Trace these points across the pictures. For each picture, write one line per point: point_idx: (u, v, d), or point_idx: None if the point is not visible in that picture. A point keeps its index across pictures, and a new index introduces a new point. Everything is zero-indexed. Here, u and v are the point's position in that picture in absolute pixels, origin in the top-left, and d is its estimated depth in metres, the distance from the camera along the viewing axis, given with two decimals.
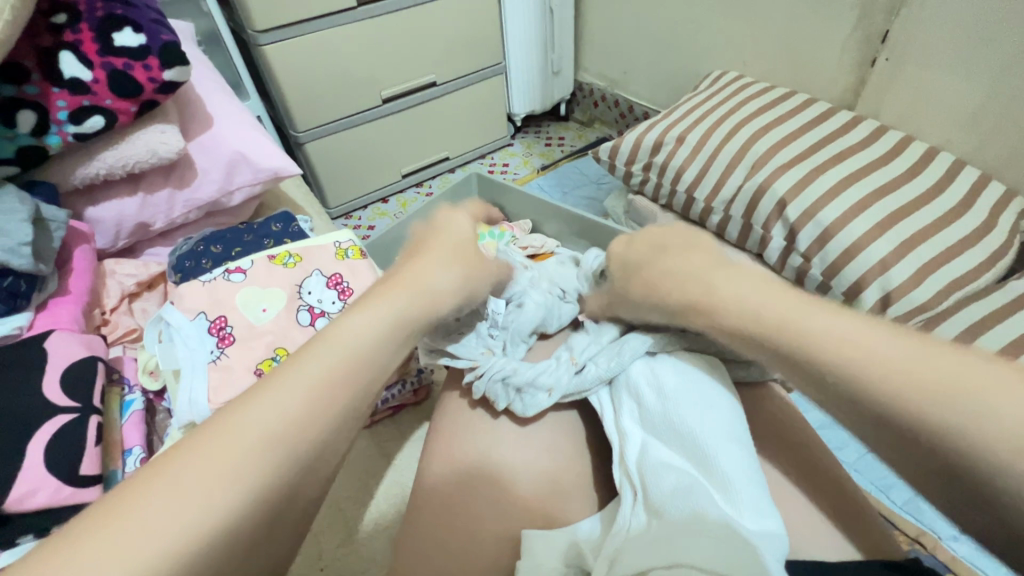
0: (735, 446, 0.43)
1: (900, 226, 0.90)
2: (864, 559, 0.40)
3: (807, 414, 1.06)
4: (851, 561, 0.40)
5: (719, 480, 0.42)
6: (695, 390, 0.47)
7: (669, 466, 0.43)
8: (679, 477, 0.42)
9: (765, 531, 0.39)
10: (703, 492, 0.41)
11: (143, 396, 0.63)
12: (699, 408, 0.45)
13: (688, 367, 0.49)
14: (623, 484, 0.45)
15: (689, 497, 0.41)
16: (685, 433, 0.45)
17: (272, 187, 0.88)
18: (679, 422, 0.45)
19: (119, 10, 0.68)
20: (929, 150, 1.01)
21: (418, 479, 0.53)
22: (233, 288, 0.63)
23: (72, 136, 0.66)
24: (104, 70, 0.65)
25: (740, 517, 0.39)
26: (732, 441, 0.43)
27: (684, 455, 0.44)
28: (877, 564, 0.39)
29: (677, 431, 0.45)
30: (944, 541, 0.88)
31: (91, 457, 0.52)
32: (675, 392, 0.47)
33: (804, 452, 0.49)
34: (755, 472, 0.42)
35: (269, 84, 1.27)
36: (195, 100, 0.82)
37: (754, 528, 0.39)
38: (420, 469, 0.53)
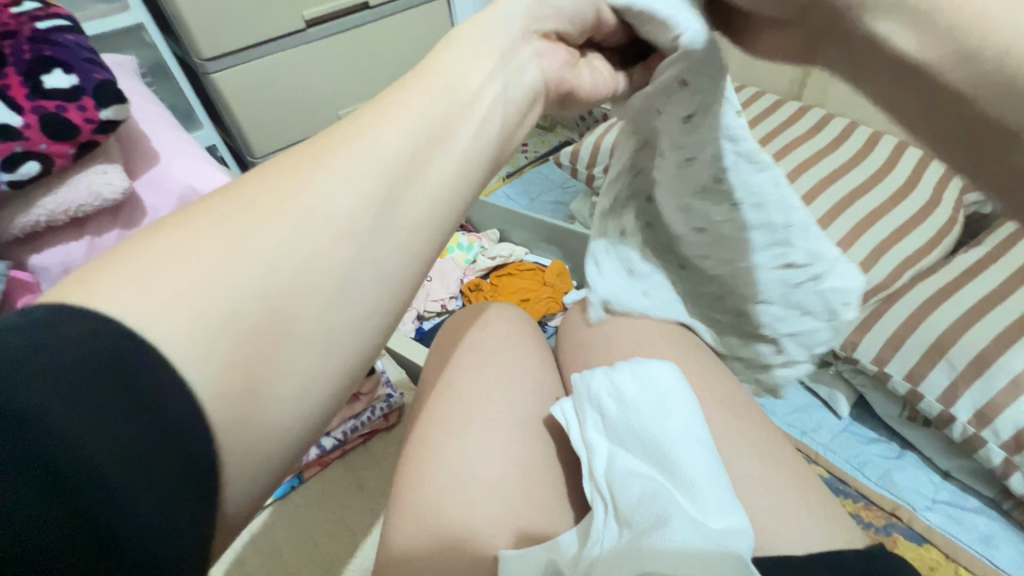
0: (697, 448, 0.43)
1: (851, 211, 0.98)
2: (831, 550, 0.41)
3: (780, 400, 1.07)
4: (818, 551, 0.41)
5: (684, 484, 0.42)
6: (656, 395, 0.47)
7: (635, 474, 0.43)
8: (646, 484, 0.42)
9: (731, 529, 0.39)
10: (669, 497, 0.41)
11: None
12: (659, 412, 0.46)
13: (646, 371, 0.49)
14: (593, 498, 0.44)
15: (655, 504, 0.40)
16: (648, 438, 0.44)
17: None
18: (643, 430, 0.45)
19: (47, 51, 0.66)
20: (873, 135, 1.07)
21: (386, 550, 0.49)
22: None
23: (6, 183, 0.63)
24: (36, 113, 0.63)
25: (706, 519, 0.40)
26: (694, 442, 0.44)
27: (650, 462, 0.44)
28: (843, 556, 0.40)
29: (640, 438, 0.45)
30: (919, 512, 0.90)
31: None
32: (637, 399, 0.46)
33: (768, 446, 0.49)
34: (719, 473, 0.43)
35: (222, 112, 1.26)
36: (139, 136, 0.80)
37: (720, 527, 0.39)
38: (387, 539, 0.50)
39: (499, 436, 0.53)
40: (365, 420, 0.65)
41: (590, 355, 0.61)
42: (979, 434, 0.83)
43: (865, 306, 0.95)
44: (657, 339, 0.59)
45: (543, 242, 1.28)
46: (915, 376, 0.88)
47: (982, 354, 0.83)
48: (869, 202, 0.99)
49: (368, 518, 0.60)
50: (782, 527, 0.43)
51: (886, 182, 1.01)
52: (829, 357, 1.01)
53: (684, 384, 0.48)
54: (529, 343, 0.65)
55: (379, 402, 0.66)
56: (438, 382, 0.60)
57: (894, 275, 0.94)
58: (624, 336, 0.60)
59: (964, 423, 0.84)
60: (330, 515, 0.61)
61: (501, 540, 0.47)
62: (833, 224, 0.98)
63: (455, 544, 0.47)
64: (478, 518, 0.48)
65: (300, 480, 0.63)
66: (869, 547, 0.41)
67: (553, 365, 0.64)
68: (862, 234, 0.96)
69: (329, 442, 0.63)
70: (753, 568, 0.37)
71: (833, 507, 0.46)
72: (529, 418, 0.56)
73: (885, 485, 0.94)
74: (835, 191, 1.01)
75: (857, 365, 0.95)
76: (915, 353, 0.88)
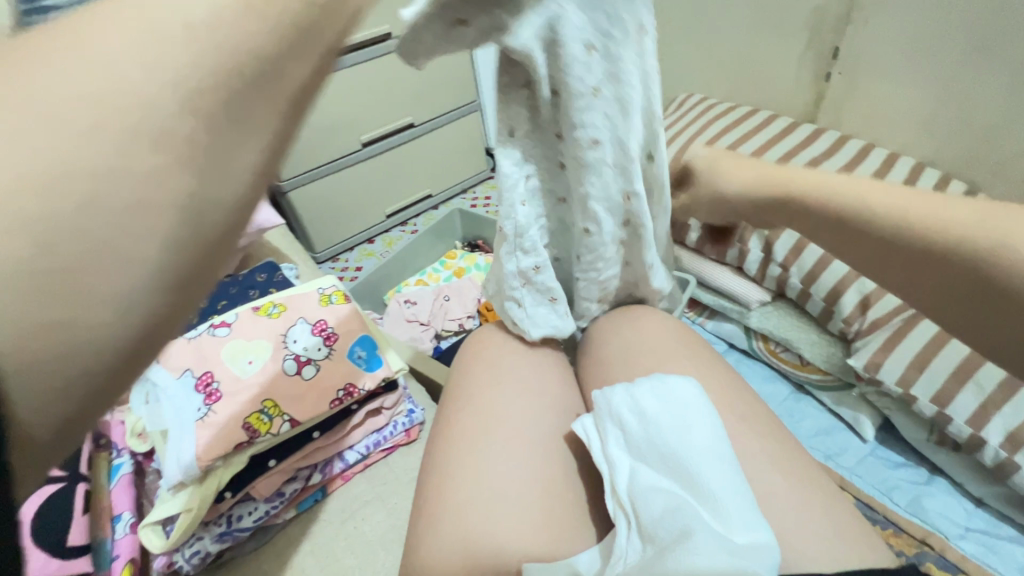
0: (718, 463, 0.43)
1: None
2: (864, 568, 0.40)
3: (801, 423, 1.05)
4: (850, 569, 0.40)
5: (707, 498, 0.41)
6: (674, 410, 0.47)
7: (656, 487, 0.43)
8: (667, 497, 0.42)
9: (755, 544, 0.39)
10: (692, 511, 0.41)
11: (132, 459, 0.59)
12: (679, 427, 0.46)
13: (663, 386, 0.50)
14: (615, 513, 0.44)
15: (678, 518, 0.40)
16: (669, 453, 0.45)
17: (256, 239, 0.90)
18: (663, 444, 0.45)
19: None
20: (889, 155, 1.08)
21: (411, 561, 0.49)
22: (218, 343, 0.61)
23: None
24: None
25: (729, 533, 0.39)
26: (715, 456, 0.44)
27: (671, 477, 0.44)
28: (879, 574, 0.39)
29: (657, 453, 0.45)
30: (952, 541, 0.87)
31: (79, 525, 0.49)
32: (656, 414, 0.47)
33: (796, 466, 0.49)
34: (741, 487, 0.43)
35: None
36: None
37: (743, 542, 0.39)
38: (412, 550, 0.50)
39: (522, 449, 0.54)
40: (387, 436, 0.66)
41: (611, 371, 0.61)
42: (1012, 458, 0.81)
43: (888, 326, 0.93)
44: (678, 356, 0.60)
45: None
46: (942, 399, 0.87)
47: (1011, 376, 0.82)
48: None
49: (391, 532, 0.60)
50: (812, 546, 0.42)
51: None
52: (852, 379, 1.00)
53: (700, 398, 0.49)
54: (548, 360, 0.65)
55: (400, 418, 0.68)
56: (462, 396, 0.61)
57: None
58: (644, 352, 0.61)
59: (996, 446, 0.82)
60: (352, 530, 0.61)
61: (525, 551, 0.47)
62: None
63: (478, 557, 0.47)
64: (502, 528, 0.48)
65: (323, 494, 0.64)
66: (902, 566, 0.40)
67: (574, 381, 0.65)
68: None
69: (352, 456, 0.64)
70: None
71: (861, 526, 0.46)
72: (552, 433, 0.57)
73: (914, 512, 0.91)
74: None
75: (880, 387, 0.94)
76: (942, 373, 0.87)
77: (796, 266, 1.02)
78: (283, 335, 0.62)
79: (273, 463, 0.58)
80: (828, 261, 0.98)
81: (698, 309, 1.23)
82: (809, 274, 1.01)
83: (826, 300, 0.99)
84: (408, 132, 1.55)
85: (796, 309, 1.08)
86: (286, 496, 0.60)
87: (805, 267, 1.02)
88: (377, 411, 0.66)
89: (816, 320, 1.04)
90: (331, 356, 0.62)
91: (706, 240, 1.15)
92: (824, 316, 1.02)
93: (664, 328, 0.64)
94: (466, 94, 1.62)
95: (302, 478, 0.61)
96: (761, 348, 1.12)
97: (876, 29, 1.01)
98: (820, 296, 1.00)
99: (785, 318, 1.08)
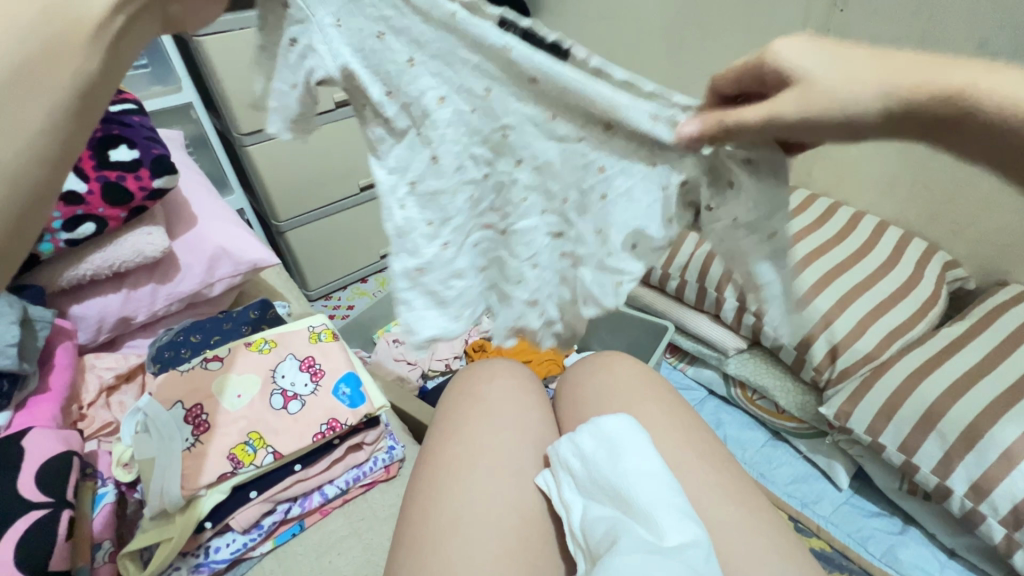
0: (646, 480, 0.49)
1: (837, 283, 1.03)
2: None
3: (777, 470, 1.07)
4: None
5: (641, 516, 0.47)
6: (608, 443, 0.53)
7: (600, 518, 0.48)
8: (609, 520, 0.47)
9: (683, 544, 0.44)
10: (628, 527, 0.46)
11: (116, 489, 0.61)
12: (611, 456, 0.52)
13: (595, 424, 0.56)
14: (575, 552, 0.49)
15: (615, 535, 0.46)
16: (605, 481, 0.50)
17: (251, 276, 0.94)
18: (600, 475, 0.51)
19: (116, 130, 0.76)
20: (855, 213, 1.15)
21: None
22: (210, 376, 0.63)
23: (64, 241, 0.72)
24: (98, 181, 0.73)
25: (662, 541, 0.45)
26: (648, 475, 0.50)
27: (612, 505, 0.49)
28: None
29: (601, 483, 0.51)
30: None
31: (62, 552, 0.50)
32: (592, 450, 0.53)
33: (753, 509, 0.53)
34: (669, 498, 0.48)
35: (253, 181, 1.39)
36: (182, 203, 0.89)
37: (673, 545, 0.44)
38: None
39: (498, 485, 0.56)
40: (367, 471, 0.68)
41: (583, 412, 0.64)
42: (978, 509, 0.83)
43: (856, 376, 0.97)
44: (647, 398, 0.63)
45: None
46: (909, 449, 0.90)
47: (973, 427, 0.85)
48: (855, 275, 1.04)
49: (366, 567, 0.61)
50: None
51: (870, 257, 1.07)
52: (825, 426, 1.03)
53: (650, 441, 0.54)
54: (526, 398, 0.68)
55: (380, 453, 0.69)
56: (441, 433, 0.63)
57: (881, 346, 0.97)
58: (615, 395, 0.64)
59: (962, 496, 0.85)
60: (328, 564, 0.62)
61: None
62: (820, 296, 1.02)
63: None
64: (478, 561, 0.50)
65: (301, 528, 0.64)
66: None
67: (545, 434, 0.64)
68: (848, 305, 1.00)
69: (331, 490, 0.65)
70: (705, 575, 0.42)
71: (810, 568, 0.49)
72: (525, 470, 0.59)
73: (889, 562, 0.92)
74: (821, 265, 1.06)
75: (851, 435, 0.97)
76: (908, 424, 0.90)
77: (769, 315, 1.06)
78: (272, 369, 0.65)
79: (254, 495, 0.60)
80: (798, 312, 1.03)
81: (678, 355, 1.27)
82: None
83: (798, 348, 1.03)
84: None
85: (771, 356, 1.11)
86: (264, 528, 0.61)
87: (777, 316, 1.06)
88: (358, 446, 0.67)
89: (789, 368, 1.08)
90: (317, 392, 0.65)
91: (684, 288, 1.19)
92: (796, 364, 1.05)
93: (634, 371, 0.68)
94: None
95: (280, 511, 0.62)
96: (738, 395, 1.15)
97: None
98: (791, 344, 1.04)
99: (761, 365, 1.11)
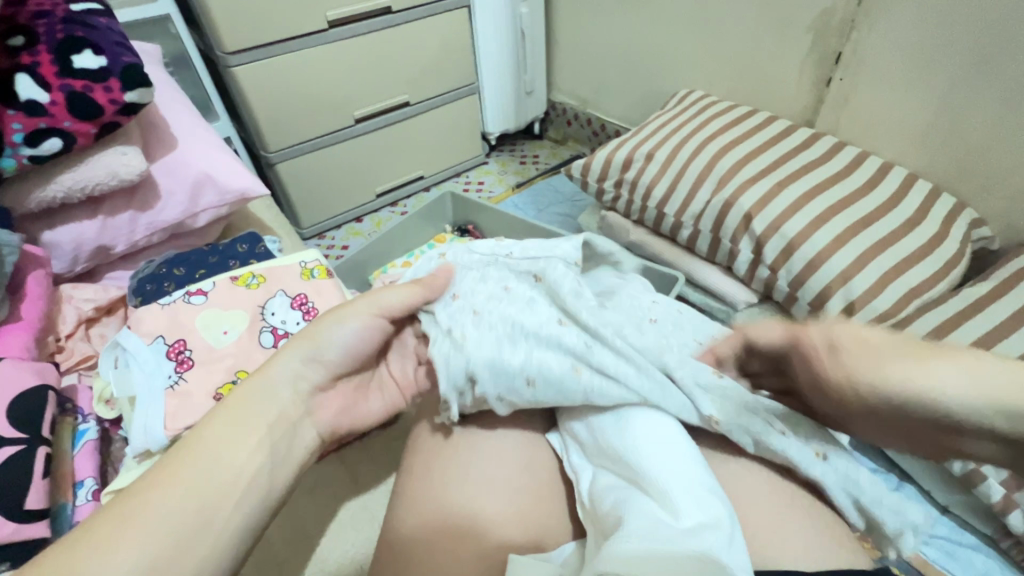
0: (657, 450, 0.48)
1: (860, 237, 0.96)
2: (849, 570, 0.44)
3: None
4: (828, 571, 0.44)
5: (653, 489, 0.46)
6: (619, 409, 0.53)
7: (609, 488, 0.49)
8: (616, 492, 0.48)
9: (699, 524, 0.43)
10: (636, 501, 0.46)
11: (98, 425, 0.58)
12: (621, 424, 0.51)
13: None
14: (586, 521, 0.50)
15: (620, 508, 0.46)
16: (612, 449, 0.51)
17: (239, 208, 0.87)
18: (608, 443, 0.51)
19: (79, 32, 0.68)
20: (883, 164, 1.07)
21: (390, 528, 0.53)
22: (192, 310, 0.59)
23: (28, 158, 0.65)
24: (62, 92, 0.65)
25: (674, 517, 0.43)
26: (665, 443, 0.49)
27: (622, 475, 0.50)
28: None
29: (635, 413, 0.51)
30: (915, 546, 0.89)
31: (38, 490, 0.47)
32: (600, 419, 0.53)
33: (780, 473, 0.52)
34: (685, 471, 0.47)
35: (241, 106, 1.30)
36: (160, 122, 0.81)
37: (688, 524, 0.43)
38: (391, 520, 0.54)
39: (506, 439, 0.57)
40: None
41: None
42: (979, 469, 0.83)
43: None
44: None
45: None
46: None
47: None
48: (881, 228, 0.97)
49: None
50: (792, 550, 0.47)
51: (894, 212, 0.99)
52: None
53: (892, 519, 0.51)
54: None
55: None
56: None
57: (899, 304, 0.92)
58: None
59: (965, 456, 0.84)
60: None
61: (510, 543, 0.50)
62: (840, 250, 0.95)
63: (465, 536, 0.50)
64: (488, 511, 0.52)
65: None
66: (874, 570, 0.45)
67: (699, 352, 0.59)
68: (871, 260, 0.94)
69: None
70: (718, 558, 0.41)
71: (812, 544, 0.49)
72: (527, 426, 0.59)
73: None
74: (846, 217, 0.99)
75: None
76: None
77: (784, 269, 0.99)
78: (261, 306, 0.61)
79: None
80: (816, 265, 0.96)
81: None
82: (797, 278, 0.99)
83: (812, 304, 0.98)
84: (404, 111, 1.52)
85: (782, 312, 1.07)
86: None
87: (793, 271, 0.99)
88: None
89: None
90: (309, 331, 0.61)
91: (697, 238, 1.13)
92: None
93: None
94: (467, 76, 1.59)
95: None
96: None
97: (877, 36, 1.02)
98: (805, 300, 0.99)
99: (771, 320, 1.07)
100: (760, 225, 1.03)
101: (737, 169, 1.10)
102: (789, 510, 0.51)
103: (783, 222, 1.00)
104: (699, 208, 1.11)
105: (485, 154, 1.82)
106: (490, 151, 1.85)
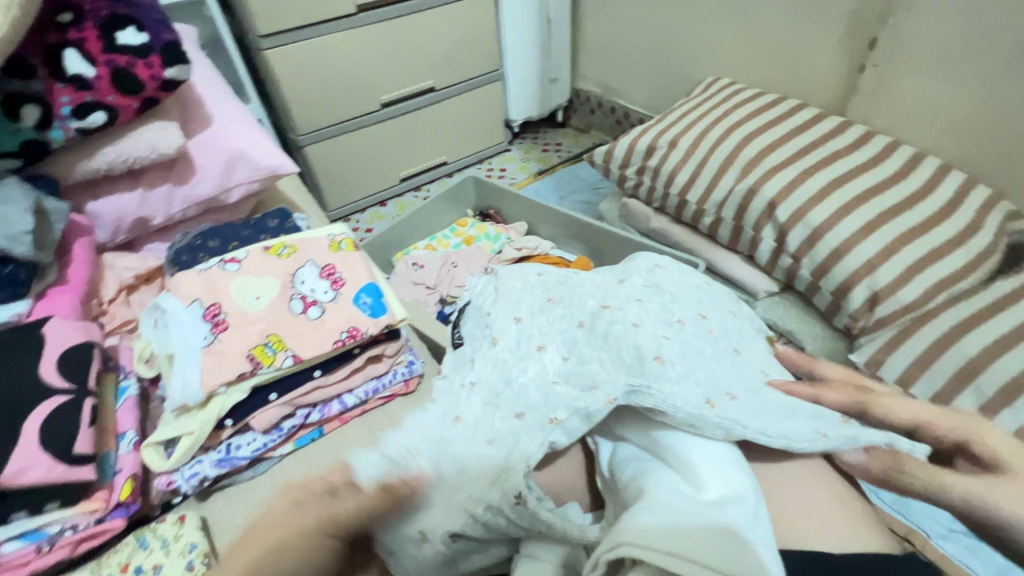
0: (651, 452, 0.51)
1: (889, 226, 0.93)
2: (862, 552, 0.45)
3: None
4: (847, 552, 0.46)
5: (678, 465, 0.48)
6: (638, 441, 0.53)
7: (631, 459, 0.52)
8: (637, 464, 0.50)
9: (724, 500, 0.44)
10: (660, 472, 0.48)
11: (139, 382, 0.62)
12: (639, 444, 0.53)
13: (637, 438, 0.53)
14: (605, 490, 0.53)
15: (641, 477, 0.48)
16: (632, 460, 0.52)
17: (269, 185, 0.90)
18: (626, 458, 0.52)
19: (123, 10, 0.71)
20: (916, 154, 1.04)
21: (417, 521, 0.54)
22: (228, 277, 0.62)
23: (75, 130, 0.68)
24: (107, 67, 0.68)
25: (699, 492, 0.45)
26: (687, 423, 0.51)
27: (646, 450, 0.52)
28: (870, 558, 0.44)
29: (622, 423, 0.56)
30: (934, 540, 0.88)
31: (87, 436, 0.51)
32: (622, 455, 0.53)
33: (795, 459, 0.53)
34: (710, 446, 0.49)
35: (272, 90, 1.34)
36: (196, 99, 0.84)
37: (712, 499, 0.44)
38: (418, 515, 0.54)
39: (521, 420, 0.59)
40: (386, 383, 0.67)
41: None
42: None
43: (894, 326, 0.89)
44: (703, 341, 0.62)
45: (570, 237, 1.32)
46: None
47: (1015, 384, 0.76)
48: (912, 218, 0.94)
49: None
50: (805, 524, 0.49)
51: (926, 202, 0.95)
52: None
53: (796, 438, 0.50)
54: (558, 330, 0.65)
55: (400, 367, 0.69)
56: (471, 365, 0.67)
57: (927, 294, 0.88)
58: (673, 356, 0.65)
59: None
60: None
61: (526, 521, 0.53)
62: (867, 239, 0.93)
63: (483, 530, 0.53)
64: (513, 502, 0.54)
65: (320, 434, 0.64)
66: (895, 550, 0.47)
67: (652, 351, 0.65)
68: (898, 250, 0.91)
69: (351, 399, 0.65)
70: (744, 533, 0.41)
71: (825, 520, 0.49)
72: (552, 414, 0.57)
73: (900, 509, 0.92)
74: (874, 206, 0.96)
75: None
76: (942, 377, 0.83)
77: (808, 258, 0.98)
78: (292, 275, 0.64)
79: (274, 397, 0.60)
80: (841, 255, 0.94)
81: None
82: (820, 268, 0.97)
83: (834, 296, 0.96)
84: (429, 96, 1.53)
85: (803, 301, 1.06)
86: (284, 430, 0.61)
87: (816, 260, 0.98)
88: (378, 358, 0.67)
89: (822, 314, 1.02)
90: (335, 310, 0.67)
91: (718, 227, 1.13)
92: (831, 311, 0.98)
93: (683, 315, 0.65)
94: (492, 62, 1.60)
95: (300, 416, 0.62)
96: None
97: (915, 20, 0.99)
98: (828, 290, 0.96)
99: (792, 310, 1.06)
100: (784, 213, 1.01)
101: (762, 156, 1.08)
102: (810, 489, 0.51)
103: (808, 211, 0.99)
104: (723, 195, 1.10)
105: (508, 141, 1.82)
106: (513, 139, 1.86)
